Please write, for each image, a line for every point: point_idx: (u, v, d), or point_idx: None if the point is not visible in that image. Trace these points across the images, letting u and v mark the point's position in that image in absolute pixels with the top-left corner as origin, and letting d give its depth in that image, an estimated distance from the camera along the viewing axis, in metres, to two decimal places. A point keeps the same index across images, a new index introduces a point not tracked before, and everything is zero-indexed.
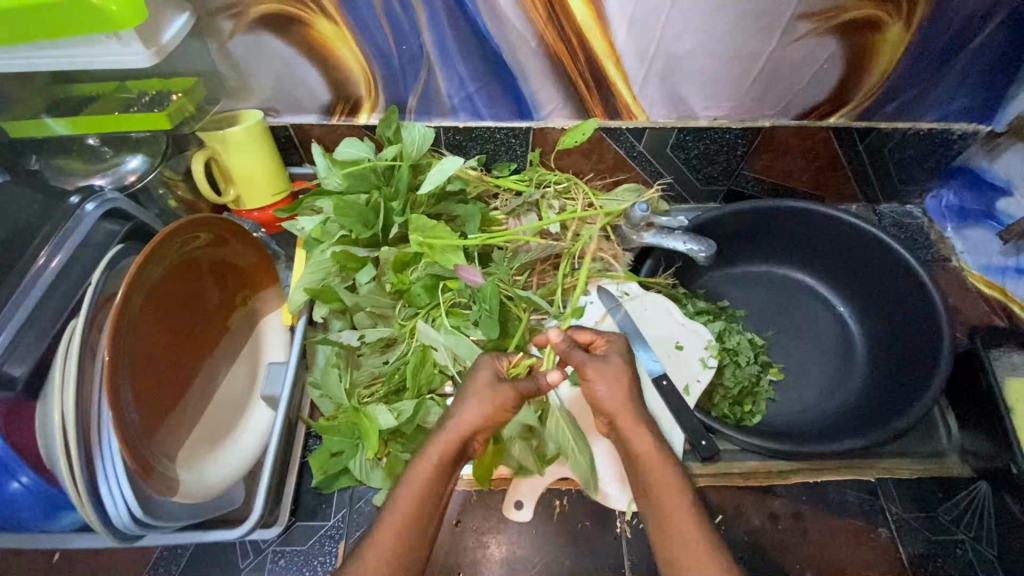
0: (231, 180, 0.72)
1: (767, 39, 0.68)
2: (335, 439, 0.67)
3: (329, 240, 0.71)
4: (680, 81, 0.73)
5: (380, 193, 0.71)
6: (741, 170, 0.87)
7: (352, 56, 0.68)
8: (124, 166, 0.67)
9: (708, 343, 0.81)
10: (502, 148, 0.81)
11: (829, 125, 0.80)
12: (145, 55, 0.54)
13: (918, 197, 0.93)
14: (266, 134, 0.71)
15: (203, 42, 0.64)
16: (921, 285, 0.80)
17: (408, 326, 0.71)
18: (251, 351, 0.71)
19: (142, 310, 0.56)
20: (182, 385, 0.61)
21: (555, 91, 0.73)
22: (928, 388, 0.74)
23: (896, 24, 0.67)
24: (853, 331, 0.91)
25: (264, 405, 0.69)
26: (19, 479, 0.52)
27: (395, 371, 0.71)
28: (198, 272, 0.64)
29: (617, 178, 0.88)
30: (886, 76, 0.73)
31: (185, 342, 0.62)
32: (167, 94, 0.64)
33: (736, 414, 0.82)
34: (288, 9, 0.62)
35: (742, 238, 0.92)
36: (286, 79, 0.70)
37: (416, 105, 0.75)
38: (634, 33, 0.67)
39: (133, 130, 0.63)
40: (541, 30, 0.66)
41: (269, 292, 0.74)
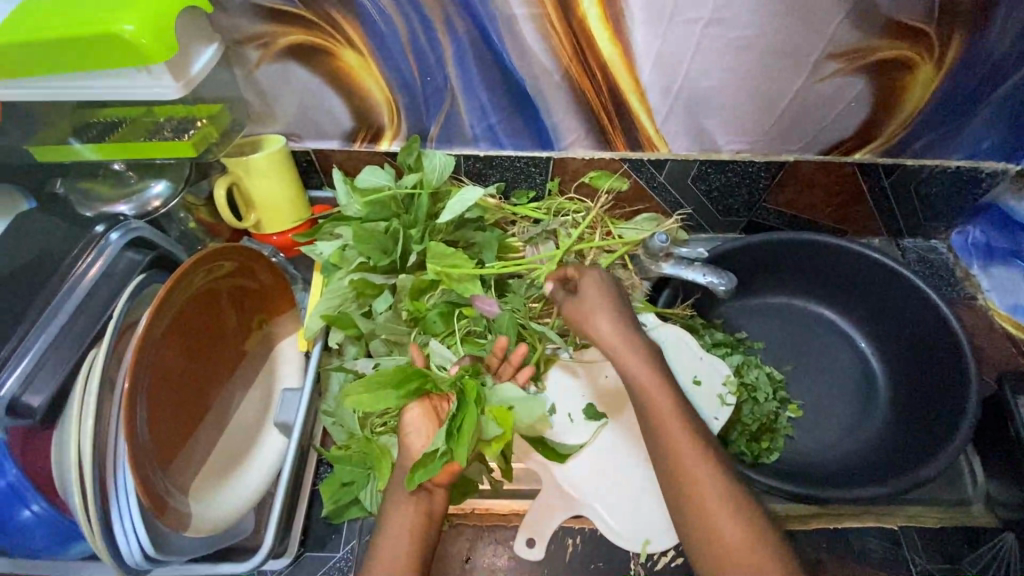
0: (252, 205, 0.73)
1: (793, 78, 0.67)
2: (347, 468, 0.67)
3: (347, 267, 0.72)
4: (704, 116, 0.72)
5: (400, 221, 0.72)
6: (761, 202, 0.86)
7: (376, 85, 0.68)
8: (149, 191, 0.67)
9: (727, 379, 0.80)
10: (522, 177, 0.81)
11: (854, 161, 0.79)
12: (173, 88, 0.55)
13: (943, 233, 0.91)
14: (288, 162, 0.71)
15: (230, 72, 0.65)
16: (948, 326, 0.78)
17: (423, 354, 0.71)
18: (266, 377, 0.71)
19: (162, 340, 0.56)
20: (198, 414, 0.61)
21: (577, 124, 0.73)
22: (954, 433, 0.72)
23: (927, 64, 0.66)
24: (874, 369, 0.89)
25: (277, 434, 0.69)
26: (31, 507, 0.53)
27: None
28: (218, 299, 0.64)
29: (636, 208, 0.87)
30: (915, 114, 0.72)
31: (203, 370, 0.62)
32: (192, 121, 0.65)
33: (753, 452, 0.81)
34: (315, 40, 0.63)
35: (759, 271, 0.92)
36: (309, 106, 0.70)
37: (438, 133, 0.75)
38: (659, 69, 0.66)
39: (158, 156, 0.63)
40: (567, 65, 0.65)
41: (286, 318, 0.74)
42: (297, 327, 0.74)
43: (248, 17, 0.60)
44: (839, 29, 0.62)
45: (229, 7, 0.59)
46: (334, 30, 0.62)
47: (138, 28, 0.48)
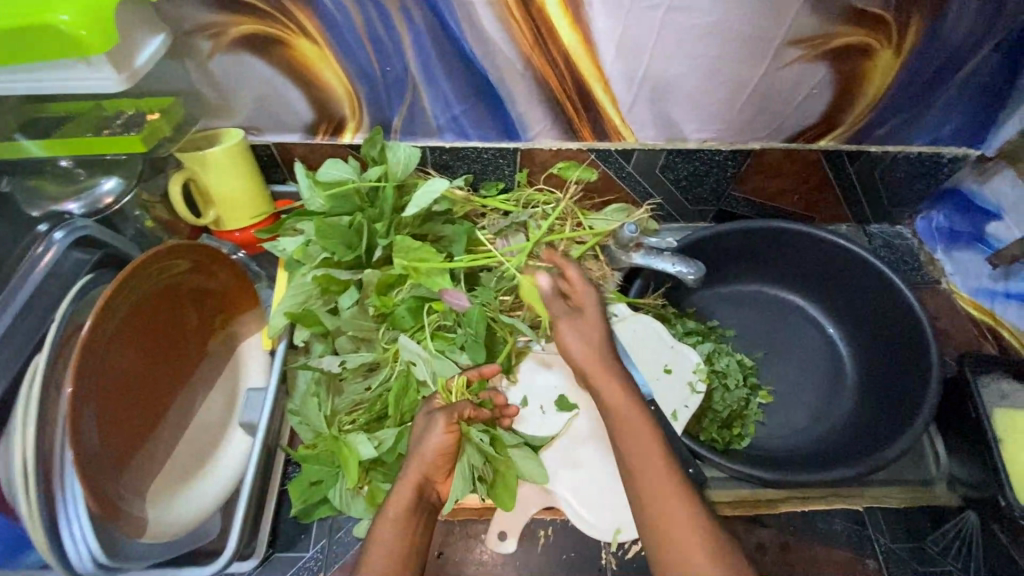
0: (210, 201, 0.71)
1: (756, 65, 0.67)
2: (314, 467, 0.66)
3: (310, 263, 0.71)
4: (669, 104, 0.72)
5: (364, 215, 0.71)
6: (729, 190, 0.86)
7: (334, 76, 0.66)
8: (99, 188, 0.65)
9: (697, 366, 0.80)
10: (490, 168, 0.81)
11: (819, 148, 0.79)
12: (117, 80, 0.52)
13: (907, 218, 0.93)
14: (246, 156, 0.69)
15: (181, 63, 0.63)
16: (910, 311, 0.80)
17: (391, 350, 0.71)
18: (229, 376, 0.70)
19: (114, 340, 0.54)
20: (156, 416, 0.60)
21: (542, 114, 0.72)
22: (918, 414, 0.73)
23: (886, 51, 0.66)
24: (842, 353, 0.90)
25: (241, 433, 0.67)
26: None
27: (377, 399, 0.69)
28: (174, 299, 0.62)
29: (607, 198, 0.87)
30: (876, 101, 0.73)
31: (160, 371, 0.61)
32: (144, 115, 0.62)
33: (724, 438, 0.82)
34: (268, 30, 0.61)
35: (728, 259, 0.92)
36: (267, 99, 0.68)
37: (401, 125, 0.73)
38: (622, 57, 0.65)
39: (110, 152, 0.60)
40: (528, 54, 0.64)
41: (250, 315, 0.72)
42: (261, 325, 0.73)
43: (195, 6, 0.58)
44: (799, 16, 0.62)
45: None
46: (287, 19, 0.60)
47: (74, 17, 0.47)
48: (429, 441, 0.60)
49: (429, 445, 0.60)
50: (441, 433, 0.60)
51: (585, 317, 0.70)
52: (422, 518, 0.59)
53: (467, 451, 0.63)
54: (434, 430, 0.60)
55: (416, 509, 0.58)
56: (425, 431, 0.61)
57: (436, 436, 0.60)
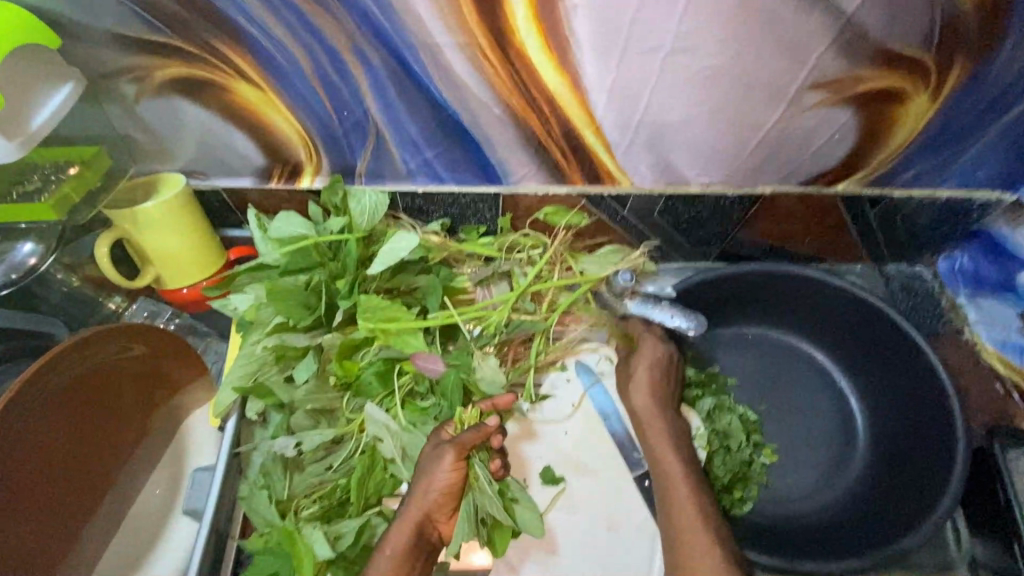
0: (148, 259, 0.63)
1: (770, 110, 0.58)
2: (267, 561, 0.59)
3: (262, 327, 0.62)
4: (669, 149, 0.63)
5: (325, 271, 0.64)
6: (736, 233, 0.78)
7: (284, 121, 0.57)
8: (17, 251, 0.55)
9: (696, 431, 0.73)
10: (469, 212, 0.72)
11: (836, 192, 0.71)
12: (8, 148, 0.45)
13: (928, 259, 0.85)
14: (189, 210, 0.61)
15: (101, 109, 0.54)
16: (931, 374, 0.72)
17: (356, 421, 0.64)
18: (175, 454, 0.63)
19: (24, 440, 0.47)
20: (85, 519, 0.53)
21: (525, 158, 0.64)
22: (941, 497, 0.67)
23: (920, 95, 0.57)
24: (853, 408, 0.83)
25: (187, 520, 0.60)
26: None
27: (338, 484, 0.62)
28: (109, 386, 0.55)
29: (599, 240, 0.79)
30: (904, 146, 0.64)
31: (94, 470, 0.54)
32: (65, 167, 0.55)
33: (725, 504, 0.74)
34: (201, 73, 0.52)
35: (732, 303, 0.85)
36: (209, 144, 0.60)
37: (366, 169, 0.65)
38: (616, 102, 0.57)
39: (22, 220, 0.53)
40: (506, 99, 0.55)
41: (198, 384, 0.65)
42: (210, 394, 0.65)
43: (109, 47, 0.49)
44: (821, 58, 0.53)
45: (86, 38, 0.49)
46: (220, 62, 0.51)
47: None
48: (436, 475, 0.57)
49: (440, 474, 0.57)
50: (450, 465, 0.57)
51: (647, 365, 0.71)
52: (421, 560, 0.55)
53: (475, 491, 0.59)
54: (442, 464, 0.58)
55: (417, 548, 0.55)
56: (431, 466, 0.58)
57: (443, 473, 0.57)
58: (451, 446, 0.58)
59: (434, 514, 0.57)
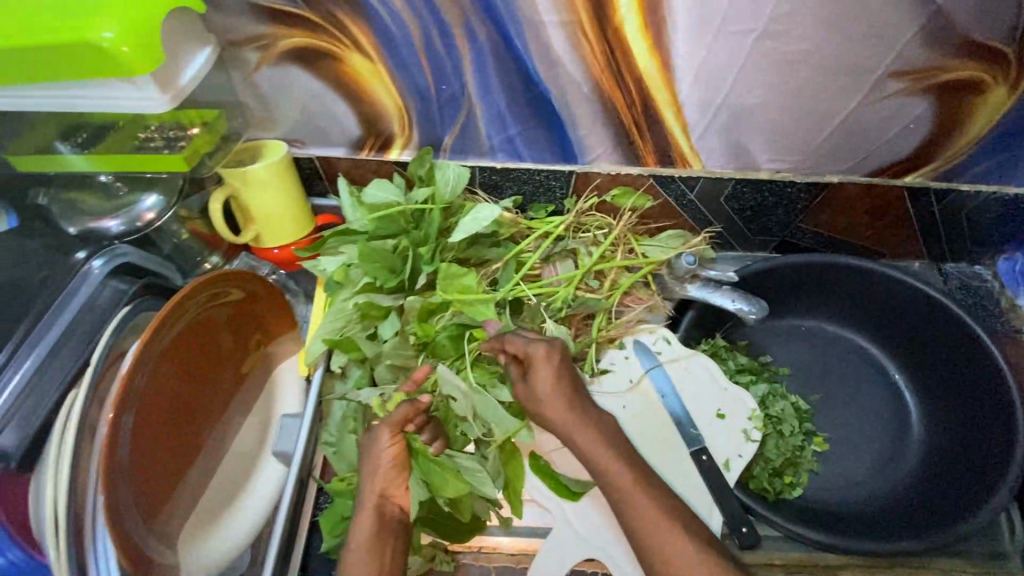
0: (250, 218, 0.67)
1: (848, 97, 0.61)
2: (346, 502, 0.63)
3: (352, 286, 0.67)
4: (745, 132, 0.66)
5: (409, 237, 0.67)
6: (797, 222, 0.80)
7: (387, 93, 0.62)
8: (140, 204, 0.61)
9: (753, 412, 0.76)
10: (541, 190, 0.75)
11: (903, 184, 0.72)
12: (163, 100, 0.49)
13: (988, 258, 0.85)
14: (291, 173, 0.66)
15: (227, 75, 0.59)
16: (996, 369, 0.73)
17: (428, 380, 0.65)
18: (265, 399, 0.67)
19: (151, 367, 0.52)
20: (194, 447, 0.58)
21: (603, 137, 0.67)
22: (1000, 487, 0.67)
23: (1000, 87, 0.59)
24: (907, 402, 0.84)
25: (275, 461, 0.65)
26: (5, 555, 0.48)
27: None
28: (212, 327, 0.60)
29: (662, 224, 0.81)
30: (977, 139, 0.65)
31: (201, 403, 0.58)
32: (185, 128, 0.59)
33: (775, 487, 0.77)
34: (321, 44, 0.57)
35: (788, 293, 0.86)
36: (313, 112, 0.64)
37: (452, 143, 0.69)
38: (700, 83, 0.60)
39: (148, 170, 0.58)
40: (597, 77, 0.59)
41: (287, 337, 0.70)
42: (298, 347, 0.70)
43: (247, 17, 0.54)
44: (906, 45, 0.56)
45: (225, 6, 0.53)
46: (341, 32, 0.56)
47: (118, 34, 0.43)
48: (377, 454, 0.58)
49: (380, 452, 0.57)
50: (386, 444, 0.57)
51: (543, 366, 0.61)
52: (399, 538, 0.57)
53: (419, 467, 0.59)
54: (381, 443, 0.58)
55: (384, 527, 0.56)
56: (373, 446, 0.58)
57: (383, 447, 0.58)
58: (386, 428, 0.58)
59: (389, 491, 0.57)
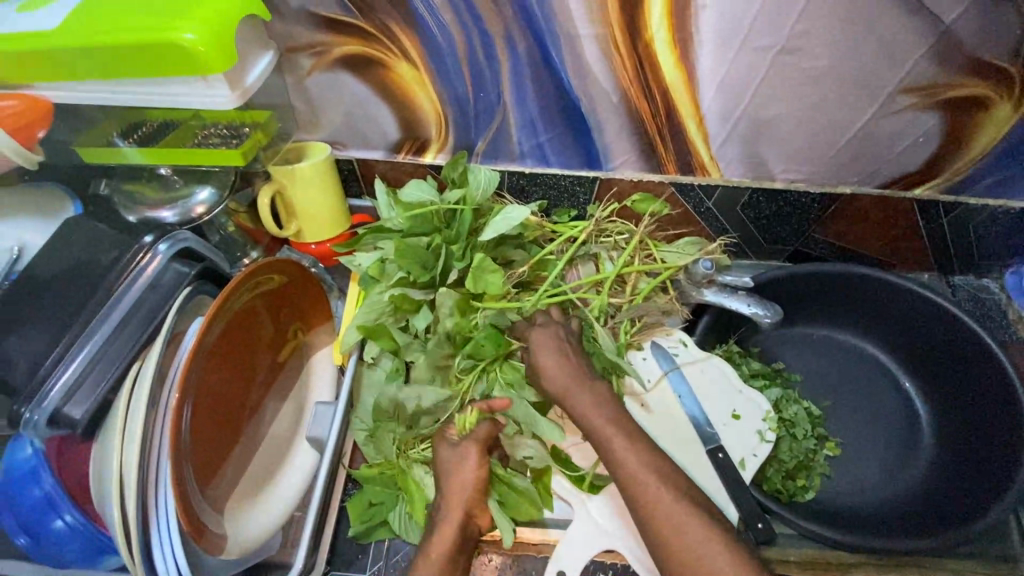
0: (293, 214, 0.71)
1: (861, 111, 0.65)
2: (377, 488, 0.65)
3: (387, 281, 0.69)
4: (762, 143, 0.69)
5: (442, 236, 0.70)
6: (810, 232, 0.83)
7: (428, 99, 0.66)
8: (193, 197, 0.66)
9: (767, 415, 0.78)
10: (566, 195, 0.79)
11: (913, 196, 0.75)
12: (229, 97, 0.53)
13: (995, 272, 0.87)
14: (333, 172, 0.70)
15: (281, 79, 0.64)
16: (1002, 374, 0.75)
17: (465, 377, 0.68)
18: (300, 385, 0.71)
19: (205, 348, 0.55)
20: (235, 427, 0.61)
21: (628, 145, 0.71)
22: (1008, 490, 0.69)
23: (1005, 104, 0.63)
24: (917, 409, 0.86)
25: (308, 446, 0.67)
26: (63, 518, 0.51)
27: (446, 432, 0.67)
28: (256, 313, 0.63)
29: (680, 231, 0.85)
30: (983, 154, 0.69)
31: (242, 384, 0.61)
32: (239, 126, 0.63)
33: (788, 490, 0.79)
34: (371, 52, 0.61)
35: (801, 301, 0.89)
36: (357, 116, 0.69)
37: (484, 149, 0.73)
38: (722, 95, 0.64)
39: (203, 164, 0.63)
40: (626, 88, 0.63)
41: (322, 328, 0.73)
42: (332, 338, 0.73)
43: (306, 25, 0.59)
44: (916, 63, 0.60)
45: (287, 15, 0.58)
46: (391, 41, 0.60)
47: (199, 36, 0.47)
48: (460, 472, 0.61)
49: (466, 472, 0.61)
50: (474, 466, 0.61)
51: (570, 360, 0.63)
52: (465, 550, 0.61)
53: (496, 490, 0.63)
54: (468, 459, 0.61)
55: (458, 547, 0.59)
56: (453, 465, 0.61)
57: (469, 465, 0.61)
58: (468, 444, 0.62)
59: (471, 510, 0.60)
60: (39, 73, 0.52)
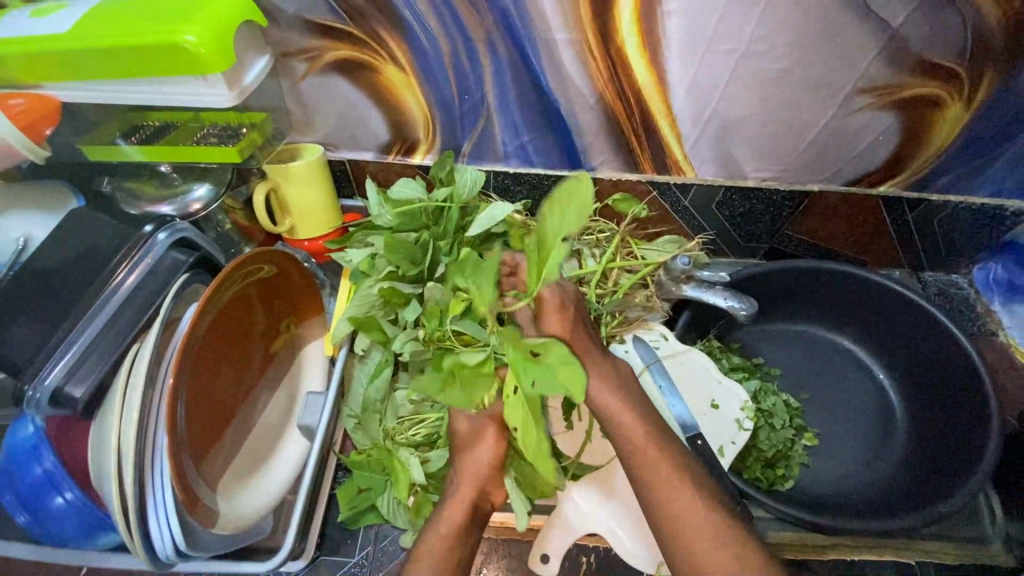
0: (287, 211, 0.75)
1: (821, 110, 0.69)
2: (364, 475, 0.67)
3: (375, 275, 0.71)
4: (732, 143, 0.73)
5: (429, 232, 0.72)
6: (784, 229, 0.86)
7: (415, 101, 0.70)
8: (191, 194, 0.69)
9: (745, 404, 0.80)
10: (549, 194, 0.82)
11: (879, 193, 0.79)
12: (226, 96, 0.57)
13: (964, 267, 0.90)
14: (325, 171, 0.73)
15: (277, 82, 0.68)
16: (968, 361, 0.78)
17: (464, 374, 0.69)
18: (292, 376, 0.73)
19: (200, 332, 0.57)
20: (227, 410, 0.63)
21: (606, 145, 0.74)
22: (976, 471, 0.72)
23: (956, 103, 0.67)
24: (891, 400, 0.89)
25: (299, 433, 0.70)
26: (64, 495, 0.53)
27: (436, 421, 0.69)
28: (250, 302, 0.65)
29: (660, 230, 0.88)
30: (940, 152, 0.73)
31: (234, 370, 0.64)
32: (237, 127, 0.67)
33: (768, 478, 0.81)
34: (362, 57, 0.65)
35: (778, 298, 0.92)
36: (349, 118, 0.73)
37: (470, 149, 0.76)
38: (691, 96, 0.68)
39: (207, 161, 0.66)
40: (602, 89, 0.67)
41: (314, 320, 0.76)
42: (323, 331, 0.75)
43: (300, 32, 0.63)
44: (869, 65, 0.64)
45: (281, 22, 0.62)
46: (380, 47, 0.64)
47: (199, 38, 0.51)
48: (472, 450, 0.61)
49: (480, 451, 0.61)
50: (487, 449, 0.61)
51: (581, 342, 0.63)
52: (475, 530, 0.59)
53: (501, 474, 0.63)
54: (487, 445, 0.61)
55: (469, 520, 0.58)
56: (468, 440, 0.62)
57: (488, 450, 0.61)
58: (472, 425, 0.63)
59: (484, 487, 0.60)
60: (47, 73, 0.55)
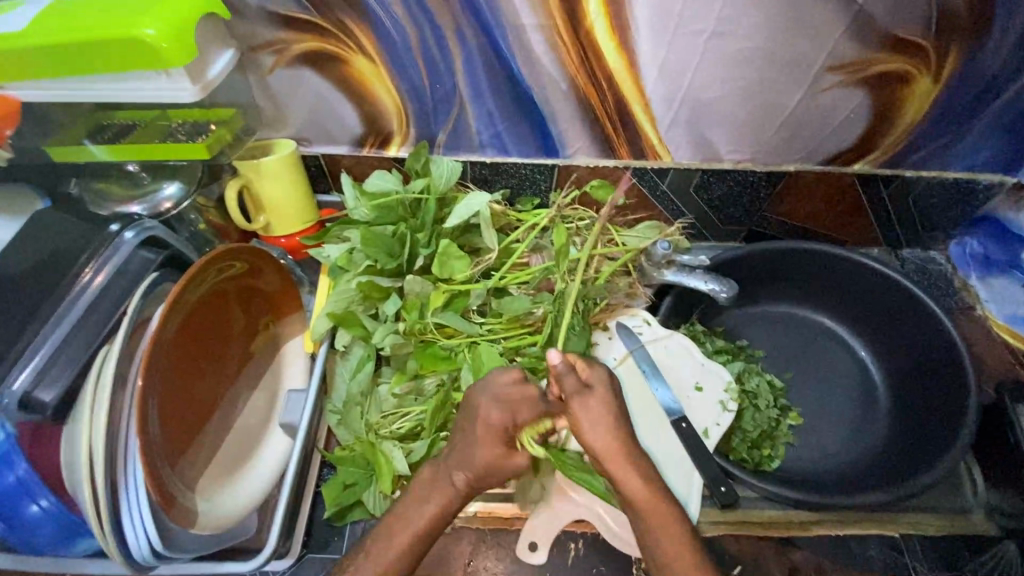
0: (261, 208, 0.74)
1: (793, 90, 0.69)
2: (350, 470, 0.67)
3: (354, 269, 0.70)
4: (707, 125, 0.74)
5: (407, 224, 0.70)
6: (762, 211, 0.87)
7: (387, 93, 0.69)
8: (161, 193, 0.68)
9: (728, 386, 0.80)
10: (527, 183, 0.81)
11: (852, 171, 0.80)
12: (191, 91, 0.57)
13: (941, 244, 0.91)
14: (298, 165, 0.72)
15: (245, 78, 0.67)
16: (947, 335, 0.79)
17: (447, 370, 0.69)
18: (273, 375, 0.72)
19: (173, 329, 0.57)
20: (203, 410, 0.62)
21: (581, 131, 0.74)
22: (957, 443, 0.73)
23: (924, 77, 0.68)
24: (873, 377, 0.89)
25: (281, 432, 0.69)
26: (39, 502, 0.53)
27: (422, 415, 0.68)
28: (225, 300, 0.65)
29: (639, 216, 0.87)
30: (911, 128, 0.74)
31: (210, 369, 0.63)
32: (205, 124, 0.66)
33: (754, 458, 0.81)
34: (330, 48, 0.65)
35: (759, 280, 0.92)
36: (320, 112, 0.72)
37: (445, 140, 0.75)
38: (663, 79, 0.68)
39: (171, 158, 0.65)
40: (573, 74, 0.67)
41: (294, 319, 0.75)
42: (304, 327, 0.74)
43: (266, 25, 0.63)
44: (838, 42, 0.65)
45: (245, 15, 0.62)
46: (348, 37, 0.64)
47: (159, 31, 0.50)
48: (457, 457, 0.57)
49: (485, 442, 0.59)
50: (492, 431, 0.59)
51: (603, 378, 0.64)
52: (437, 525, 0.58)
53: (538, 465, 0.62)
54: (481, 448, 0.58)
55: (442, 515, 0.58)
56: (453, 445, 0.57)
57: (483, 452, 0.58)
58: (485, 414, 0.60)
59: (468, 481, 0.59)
60: (2, 74, 0.54)
